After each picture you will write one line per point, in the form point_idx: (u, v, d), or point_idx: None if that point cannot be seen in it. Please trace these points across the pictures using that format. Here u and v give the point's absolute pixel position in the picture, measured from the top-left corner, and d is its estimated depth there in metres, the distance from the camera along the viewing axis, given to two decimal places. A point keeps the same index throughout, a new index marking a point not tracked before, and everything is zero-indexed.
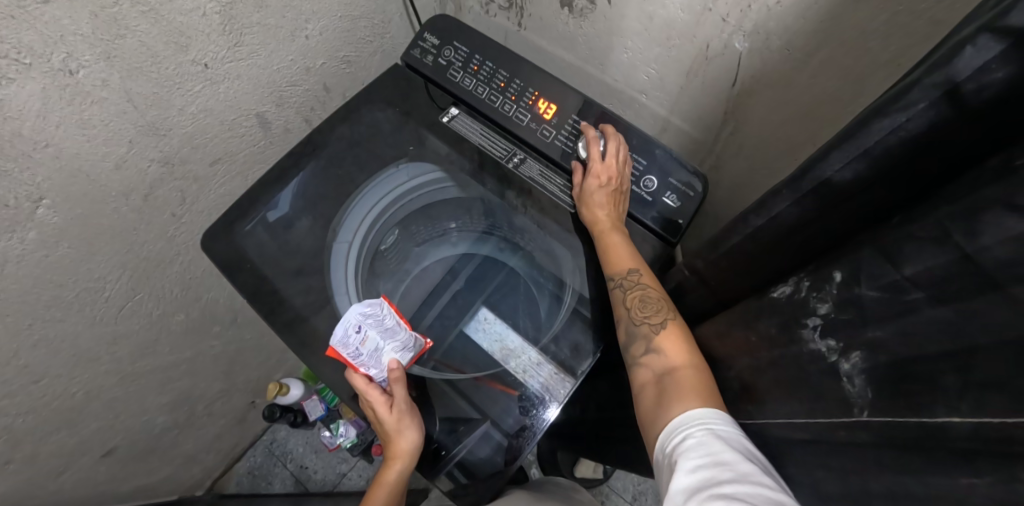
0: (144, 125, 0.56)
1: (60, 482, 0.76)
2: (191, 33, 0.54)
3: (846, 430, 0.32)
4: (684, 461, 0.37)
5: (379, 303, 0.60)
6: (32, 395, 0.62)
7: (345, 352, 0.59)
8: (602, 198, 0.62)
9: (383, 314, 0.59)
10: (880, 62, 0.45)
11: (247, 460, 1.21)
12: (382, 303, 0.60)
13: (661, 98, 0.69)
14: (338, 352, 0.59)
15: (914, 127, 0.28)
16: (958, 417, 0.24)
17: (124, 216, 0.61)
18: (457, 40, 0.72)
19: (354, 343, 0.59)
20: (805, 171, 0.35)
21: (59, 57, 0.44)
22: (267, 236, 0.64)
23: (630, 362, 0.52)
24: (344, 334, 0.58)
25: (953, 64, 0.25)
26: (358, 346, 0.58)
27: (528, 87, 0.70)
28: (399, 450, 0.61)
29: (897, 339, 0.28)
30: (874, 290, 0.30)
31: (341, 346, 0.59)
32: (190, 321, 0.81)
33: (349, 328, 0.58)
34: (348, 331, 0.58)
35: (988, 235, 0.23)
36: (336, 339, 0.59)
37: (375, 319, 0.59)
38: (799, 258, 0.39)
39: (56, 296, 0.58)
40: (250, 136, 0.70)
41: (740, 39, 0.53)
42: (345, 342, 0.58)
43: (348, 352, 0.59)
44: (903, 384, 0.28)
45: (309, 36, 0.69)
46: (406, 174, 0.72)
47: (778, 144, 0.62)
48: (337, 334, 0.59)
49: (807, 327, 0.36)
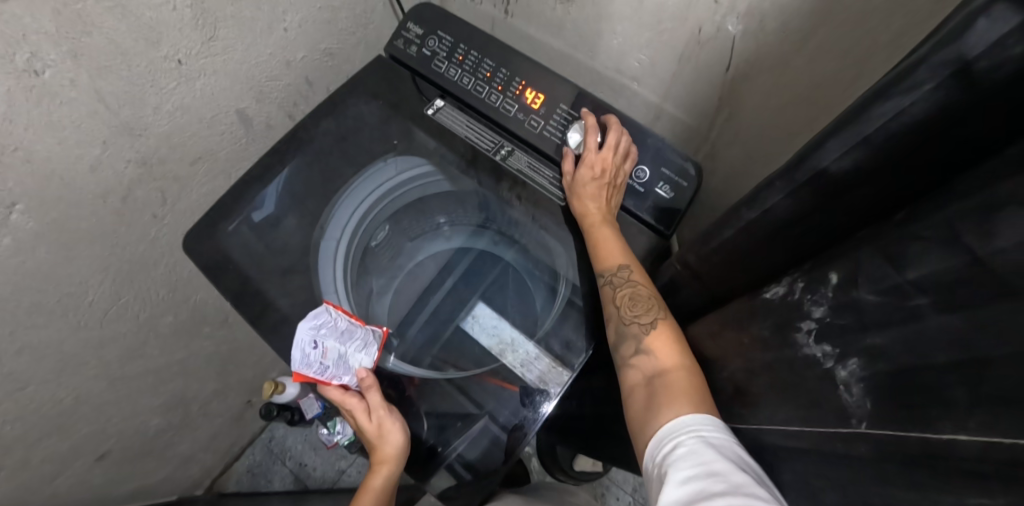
0: (117, 126, 0.54)
1: (55, 486, 0.76)
2: (162, 28, 0.52)
3: (844, 442, 0.30)
4: (675, 472, 0.36)
5: (325, 310, 0.56)
6: (19, 402, 0.62)
7: (311, 373, 0.55)
8: (593, 190, 0.60)
9: (334, 319, 0.56)
10: (880, 44, 0.43)
11: (247, 458, 1.22)
12: (327, 309, 0.56)
13: (653, 85, 0.66)
14: (303, 375, 0.55)
15: (919, 110, 0.26)
16: (966, 435, 0.22)
17: (103, 219, 0.59)
18: (441, 30, 0.70)
19: (317, 360, 0.55)
20: (799, 161, 0.33)
21: (23, 57, 0.43)
22: (252, 236, 0.63)
23: (620, 363, 0.50)
24: (304, 356, 0.54)
25: (963, 40, 0.23)
26: (322, 360, 0.55)
27: (515, 76, 0.67)
28: (384, 454, 0.60)
29: (897, 347, 0.27)
30: (874, 294, 0.29)
31: (304, 369, 0.55)
32: (179, 322, 0.80)
33: (305, 347, 0.54)
34: (305, 351, 0.54)
35: (1004, 237, 0.21)
36: (296, 363, 0.54)
37: (328, 327, 0.56)
38: (793, 254, 0.38)
39: (36, 302, 0.57)
40: (231, 133, 0.68)
41: (733, 21, 0.50)
42: (307, 362, 0.55)
43: (313, 370, 0.56)
44: (904, 396, 0.26)
45: (287, 28, 0.66)
46: (395, 168, 0.70)
47: (774, 131, 0.60)
48: (295, 359, 0.54)
49: (800, 331, 0.35)
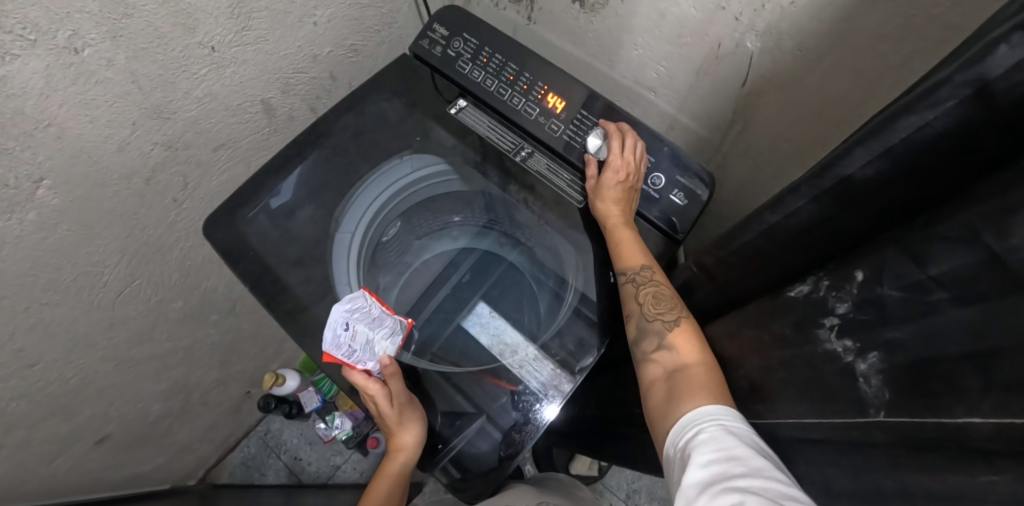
0: (148, 108, 0.55)
1: (53, 469, 0.75)
2: (199, 16, 0.53)
3: (859, 429, 0.32)
4: (697, 455, 0.37)
5: (360, 296, 0.59)
6: (28, 379, 0.61)
7: (339, 354, 0.57)
8: (617, 193, 0.62)
9: (368, 305, 0.59)
10: (891, 66, 0.46)
11: (240, 450, 1.21)
12: (364, 295, 0.59)
13: (669, 96, 0.69)
14: (332, 356, 0.57)
15: (941, 125, 0.28)
16: (978, 416, 0.25)
17: (126, 199, 0.60)
18: (466, 32, 0.71)
19: (346, 342, 0.57)
20: (824, 168, 0.36)
21: (65, 35, 0.43)
22: (269, 224, 0.63)
23: (639, 358, 0.52)
24: (334, 335, 0.57)
25: (983, 63, 0.25)
26: (350, 343, 0.57)
27: (537, 80, 0.69)
28: (401, 443, 0.60)
29: (915, 339, 0.29)
30: (896, 290, 0.31)
31: (333, 349, 0.57)
32: (188, 308, 0.80)
33: (337, 327, 0.57)
34: (337, 331, 0.57)
35: (1017, 235, 0.24)
36: (326, 343, 0.57)
37: (361, 312, 0.58)
38: (811, 253, 0.40)
39: (53, 279, 0.57)
40: (254, 122, 0.69)
41: (753, 39, 0.53)
42: (337, 343, 0.57)
43: (341, 352, 0.57)
44: (921, 386, 0.28)
45: (317, 22, 0.68)
46: (411, 165, 0.71)
47: (784, 145, 0.63)
48: (326, 338, 0.57)
49: (823, 327, 0.37)
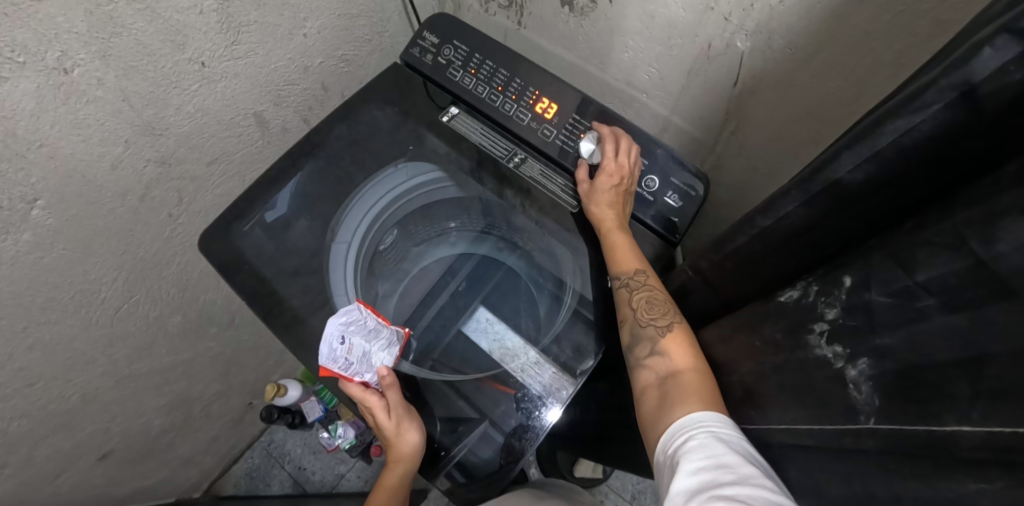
0: (139, 125, 0.55)
1: (57, 486, 0.75)
2: (188, 32, 0.53)
3: (852, 437, 0.32)
4: (686, 463, 0.37)
5: (355, 308, 0.59)
6: (28, 398, 0.61)
7: (336, 367, 0.58)
8: (611, 197, 0.62)
9: (363, 317, 0.59)
10: (883, 62, 0.46)
11: (245, 461, 1.21)
12: (358, 307, 0.60)
13: (661, 98, 0.68)
14: (329, 370, 0.58)
15: (929, 128, 0.28)
16: (968, 425, 0.25)
17: (121, 216, 0.60)
18: (456, 39, 0.71)
19: (342, 355, 0.58)
20: (815, 172, 0.35)
21: (54, 56, 0.43)
22: (265, 237, 0.63)
23: (633, 364, 0.52)
24: (331, 349, 0.58)
25: (971, 66, 0.25)
26: (347, 356, 0.58)
27: (529, 86, 0.69)
28: (400, 453, 0.60)
29: (905, 347, 0.29)
30: (885, 296, 0.31)
31: (330, 363, 0.58)
32: (187, 322, 0.80)
33: (333, 341, 0.58)
34: (333, 345, 0.58)
35: (1006, 241, 0.24)
36: (324, 357, 0.58)
37: (357, 324, 0.59)
38: (803, 259, 0.40)
39: (50, 299, 0.57)
40: (248, 136, 0.69)
41: (742, 38, 0.53)
42: (333, 356, 0.58)
43: (338, 365, 0.58)
44: (911, 393, 0.28)
45: (307, 34, 0.68)
46: (405, 174, 0.71)
47: (778, 143, 0.63)
48: (323, 353, 0.58)
49: (813, 332, 0.37)
